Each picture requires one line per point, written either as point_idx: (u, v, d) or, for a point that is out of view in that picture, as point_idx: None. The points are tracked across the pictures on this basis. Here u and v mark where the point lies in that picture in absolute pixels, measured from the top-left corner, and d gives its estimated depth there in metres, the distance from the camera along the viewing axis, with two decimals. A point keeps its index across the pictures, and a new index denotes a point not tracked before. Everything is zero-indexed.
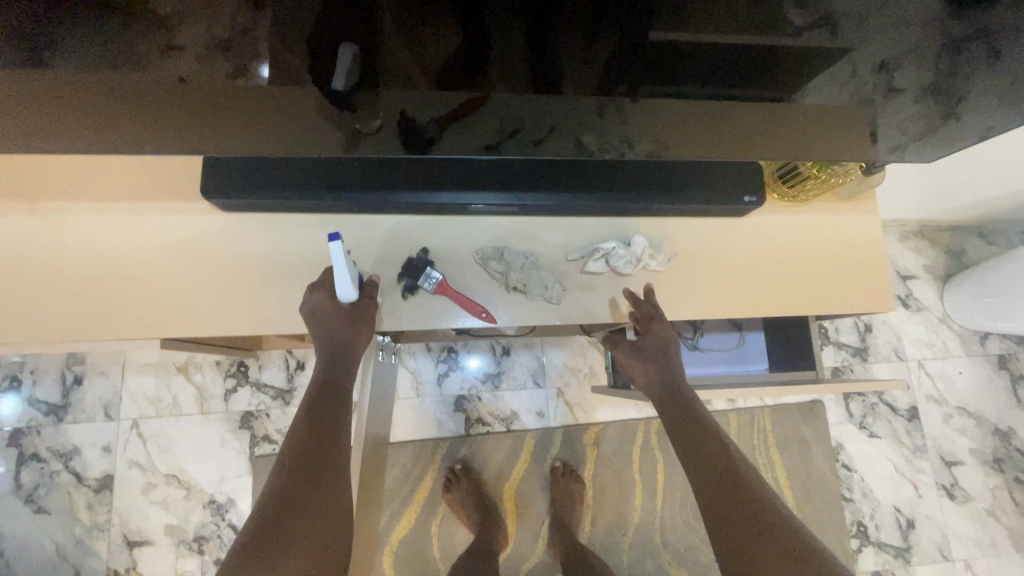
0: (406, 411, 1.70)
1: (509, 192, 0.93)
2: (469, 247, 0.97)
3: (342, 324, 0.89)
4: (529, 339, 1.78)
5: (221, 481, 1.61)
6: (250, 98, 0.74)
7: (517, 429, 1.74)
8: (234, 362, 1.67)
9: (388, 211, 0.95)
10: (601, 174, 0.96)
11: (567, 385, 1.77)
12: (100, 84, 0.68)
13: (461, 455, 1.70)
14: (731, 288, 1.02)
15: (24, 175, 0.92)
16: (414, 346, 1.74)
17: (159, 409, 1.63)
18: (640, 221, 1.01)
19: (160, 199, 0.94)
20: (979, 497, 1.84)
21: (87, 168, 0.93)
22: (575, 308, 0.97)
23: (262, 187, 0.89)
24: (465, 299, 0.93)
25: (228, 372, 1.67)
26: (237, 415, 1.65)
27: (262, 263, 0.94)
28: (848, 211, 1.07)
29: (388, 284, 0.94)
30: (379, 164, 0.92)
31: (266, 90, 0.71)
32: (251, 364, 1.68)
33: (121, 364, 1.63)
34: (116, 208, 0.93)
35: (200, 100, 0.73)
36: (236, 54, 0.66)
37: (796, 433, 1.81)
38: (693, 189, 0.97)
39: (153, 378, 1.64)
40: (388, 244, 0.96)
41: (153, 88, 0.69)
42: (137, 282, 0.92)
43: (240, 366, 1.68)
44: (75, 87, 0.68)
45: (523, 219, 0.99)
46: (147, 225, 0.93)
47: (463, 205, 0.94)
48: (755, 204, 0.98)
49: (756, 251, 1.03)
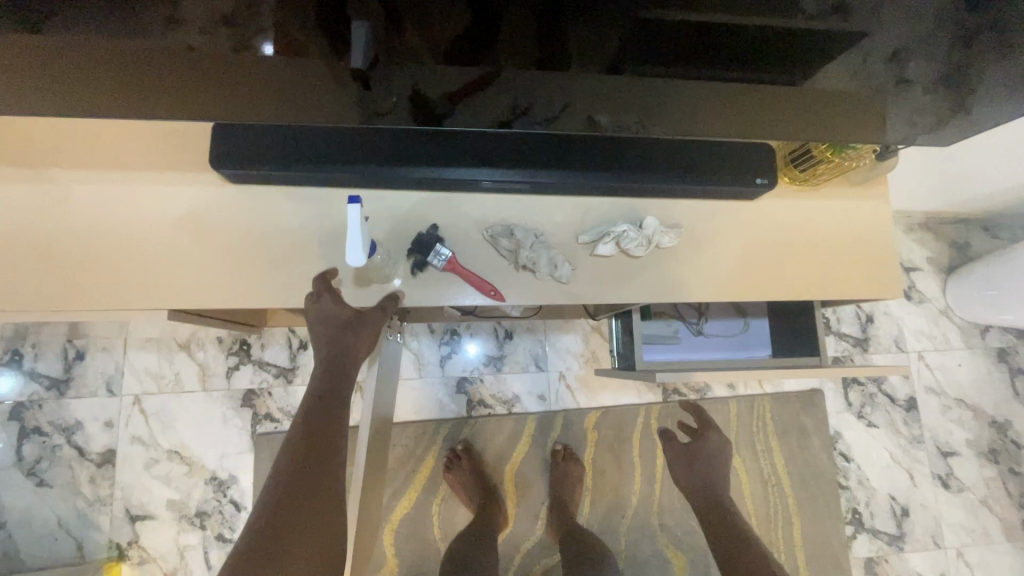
0: (408, 392, 1.70)
1: (520, 169, 0.92)
2: (479, 224, 0.96)
3: (343, 330, 0.88)
4: (532, 322, 1.78)
5: (223, 457, 1.62)
6: (255, 72, 0.74)
7: (518, 411, 1.74)
8: (237, 340, 1.67)
9: (398, 185, 0.94)
10: (613, 153, 0.95)
11: (569, 369, 1.78)
12: (105, 55, 0.68)
13: (463, 436, 1.70)
14: (740, 272, 1.01)
15: (28, 142, 0.90)
16: (417, 328, 1.74)
17: (161, 385, 1.63)
18: (650, 202, 1.01)
19: (167, 169, 0.93)
20: (974, 487, 1.86)
21: (92, 136, 0.92)
22: (584, 289, 0.97)
23: (270, 158, 0.88)
24: (474, 275, 0.93)
25: (231, 350, 1.66)
26: (240, 393, 1.65)
27: (270, 236, 0.93)
28: (859, 197, 1.06)
29: (398, 259, 0.94)
30: (390, 138, 0.91)
31: (270, 64, 0.72)
32: (254, 342, 1.68)
33: (123, 340, 1.63)
34: (123, 177, 0.92)
35: (204, 74, 0.73)
36: (239, 28, 0.67)
37: (795, 421, 1.83)
38: (705, 170, 0.96)
39: (155, 354, 1.64)
40: (398, 219, 0.95)
41: (157, 60, 0.70)
42: (143, 252, 0.91)
43: (243, 344, 1.67)
44: (80, 56, 0.68)
45: (534, 197, 0.98)
46: (154, 195, 0.92)
47: (473, 181, 0.93)
48: (767, 187, 0.98)
49: (766, 234, 1.03)
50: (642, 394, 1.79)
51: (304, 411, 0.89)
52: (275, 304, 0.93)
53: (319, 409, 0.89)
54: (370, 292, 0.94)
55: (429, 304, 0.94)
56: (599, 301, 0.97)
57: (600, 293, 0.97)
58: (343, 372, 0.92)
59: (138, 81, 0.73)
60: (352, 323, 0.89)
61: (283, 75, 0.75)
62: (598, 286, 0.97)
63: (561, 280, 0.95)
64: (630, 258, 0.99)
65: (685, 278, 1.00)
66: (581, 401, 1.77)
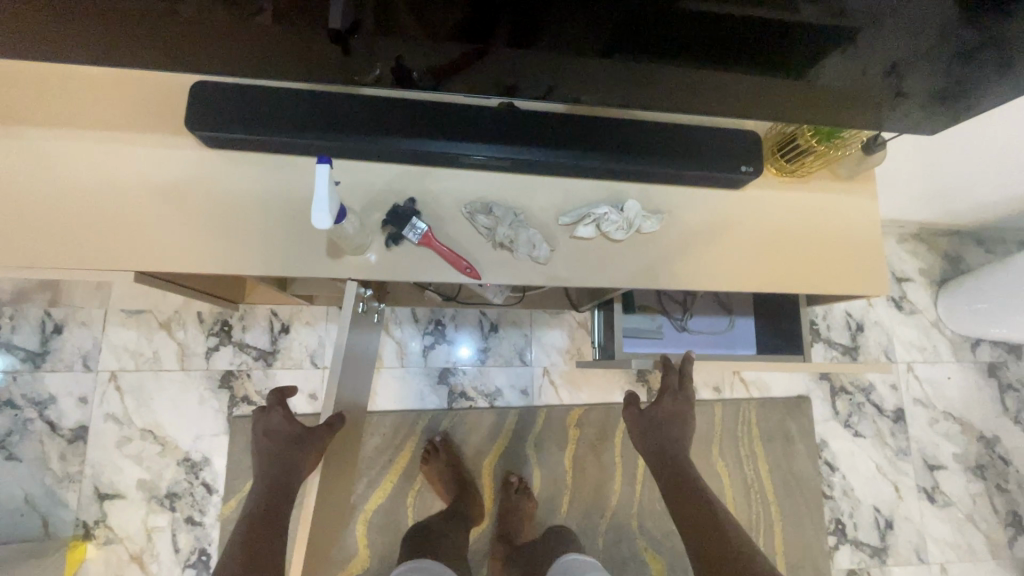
0: (389, 381, 1.68)
1: (502, 145, 0.91)
2: (458, 200, 0.95)
3: (286, 449, 0.97)
4: (518, 316, 1.76)
5: (197, 438, 1.59)
6: (250, 42, 0.77)
7: (500, 405, 1.72)
8: (218, 320, 1.65)
9: (378, 156, 0.93)
10: (597, 133, 0.94)
11: (553, 365, 1.76)
12: (112, 26, 0.73)
13: (442, 428, 1.68)
14: (722, 261, 1.00)
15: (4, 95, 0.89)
16: (402, 316, 1.72)
17: (139, 363, 1.60)
18: (634, 186, 0.99)
19: (144, 129, 0.92)
20: (959, 502, 1.83)
21: (70, 93, 0.91)
22: (562, 270, 0.95)
23: (249, 121, 0.87)
24: (450, 252, 0.91)
25: (212, 330, 1.64)
26: (218, 374, 1.63)
27: (245, 202, 0.92)
28: (845, 192, 1.05)
29: (373, 232, 0.92)
30: (371, 108, 0.90)
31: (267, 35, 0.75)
32: (235, 323, 1.66)
33: (103, 314, 1.61)
34: (100, 136, 0.90)
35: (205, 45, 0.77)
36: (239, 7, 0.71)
37: (781, 427, 1.80)
38: (690, 155, 0.95)
39: (134, 331, 1.61)
40: (376, 191, 0.93)
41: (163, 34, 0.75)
42: (114, 212, 0.89)
43: (224, 324, 1.65)
44: (80, 21, 0.71)
45: (516, 176, 0.97)
46: (129, 155, 0.90)
47: (454, 155, 0.92)
48: (752, 175, 0.97)
49: (749, 225, 1.02)
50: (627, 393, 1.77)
51: (248, 525, 0.93)
52: (245, 272, 0.91)
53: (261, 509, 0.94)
54: (343, 263, 0.92)
55: (403, 279, 0.93)
56: (578, 284, 0.96)
57: (579, 276, 0.96)
58: (283, 496, 0.96)
59: (118, 35, 0.73)
60: (293, 438, 0.97)
61: (266, 38, 0.76)
62: (577, 269, 0.96)
63: (538, 261, 0.94)
64: (611, 242, 0.97)
65: (666, 265, 0.98)
66: (564, 398, 1.75)
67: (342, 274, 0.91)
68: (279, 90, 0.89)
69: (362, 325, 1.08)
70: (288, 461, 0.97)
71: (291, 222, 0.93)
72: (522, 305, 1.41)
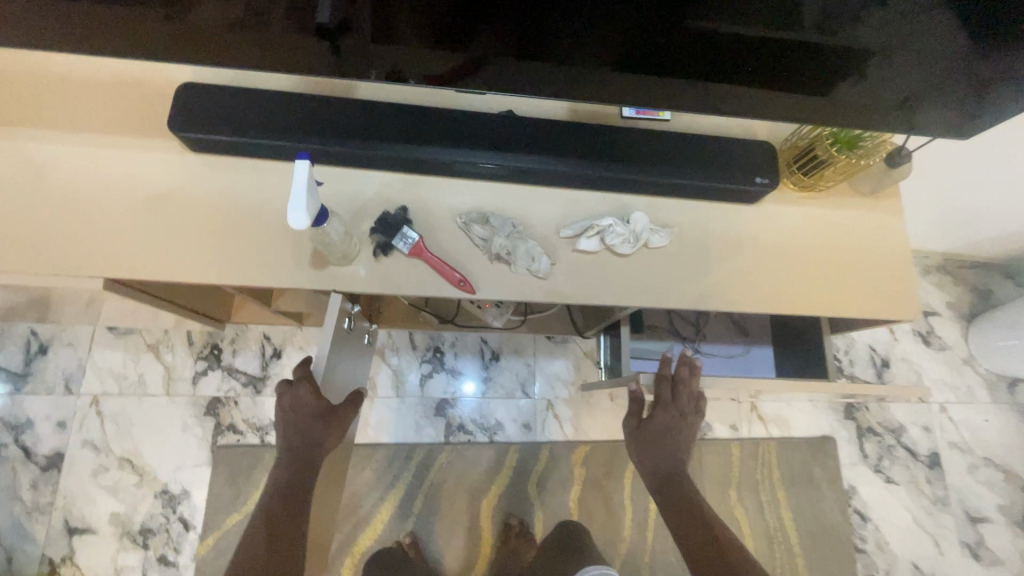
0: (383, 411, 1.59)
1: (499, 152, 0.86)
2: (452, 210, 0.89)
3: (313, 429, 0.88)
4: (520, 345, 1.68)
5: (177, 469, 1.50)
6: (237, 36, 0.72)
7: (501, 439, 1.61)
8: (208, 343, 1.59)
9: (368, 164, 0.88)
10: (599, 142, 0.89)
11: (557, 397, 1.65)
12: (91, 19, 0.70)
13: (438, 464, 1.57)
14: (739, 278, 0.92)
15: None
16: (399, 343, 1.65)
17: (122, 387, 1.53)
18: (639, 198, 0.93)
19: (128, 135, 0.88)
20: (1008, 560, 1.65)
21: (55, 98, 0.88)
22: (563, 286, 0.88)
23: (233, 124, 0.83)
24: (443, 263, 0.85)
25: (201, 354, 1.58)
26: (204, 400, 1.55)
27: (227, 209, 0.87)
28: (868, 208, 0.98)
29: (361, 241, 0.86)
30: (363, 113, 0.86)
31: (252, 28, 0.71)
32: (226, 347, 1.59)
33: (90, 336, 1.55)
34: (81, 141, 0.87)
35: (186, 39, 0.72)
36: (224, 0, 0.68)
37: (805, 471, 1.66)
38: (699, 165, 0.89)
39: (120, 354, 1.55)
40: (364, 199, 0.88)
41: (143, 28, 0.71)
42: (86, 217, 0.84)
43: (214, 348, 1.59)
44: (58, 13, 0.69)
45: (514, 186, 0.92)
46: (110, 160, 0.87)
47: (447, 163, 0.87)
48: (767, 187, 0.90)
49: (766, 241, 0.95)
50: None
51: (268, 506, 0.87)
52: (222, 282, 0.84)
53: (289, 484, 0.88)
54: (328, 274, 0.85)
55: (392, 292, 0.86)
56: (581, 301, 0.88)
57: (582, 293, 0.88)
58: (308, 471, 0.89)
59: (96, 31, 0.70)
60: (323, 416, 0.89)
61: (250, 36, 0.73)
62: (581, 285, 0.88)
63: (538, 275, 0.87)
64: (617, 256, 0.90)
65: (677, 283, 0.90)
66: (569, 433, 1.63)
67: (327, 285, 0.85)
68: (268, 94, 0.86)
69: (350, 344, 1.01)
70: (313, 436, 0.89)
71: (274, 230, 0.87)
72: (524, 330, 1.33)
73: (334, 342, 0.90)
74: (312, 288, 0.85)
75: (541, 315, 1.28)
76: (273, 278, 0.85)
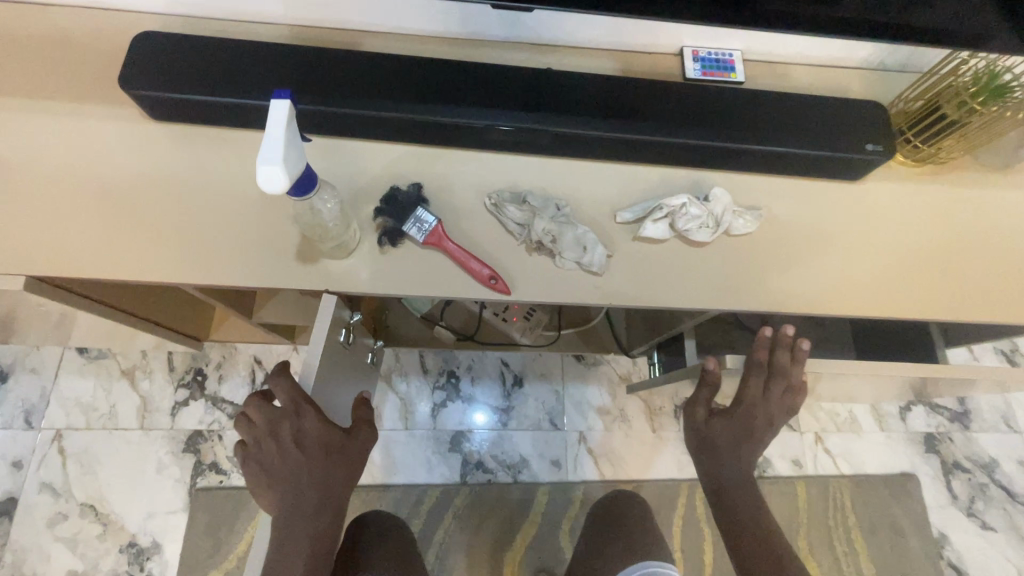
0: (389, 446, 1.37)
1: (538, 114, 0.67)
2: (479, 190, 0.70)
3: (329, 469, 0.67)
4: (546, 368, 1.47)
5: (148, 517, 1.28)
6: None
7: (526, 479, 1.38)
8: (191, 369, 1.39)
9: (372, 132, 0.69)
10: (664, 102, 0.70)
11: (591, 429, 1.43)
12: None
13: (453, 509, 1.34)
14: (847, 275, 0.71)
15: None
16: (408, 367, 1.44)
17: (90, 420, 1.33)
18: (714, 175, 0.74)
19: (73, 101, 0.71)
20: None
21: None
22: (624, 284, 0.68)
23: (201, 80, 0.65)
24: (468, 254, 0.66)
25: (182, 381, 1.38)
26: (183, 435, 1.34)
27: (191, 190, 0.68)
28: (999, 187, 0.78)
29: (363, 226, 0.67)
30: (365, 68, 0.68)
31: None
32: (211, 373, 1.39)
33: (56, 361, 1.36)
34: (13, 109, 0.69)
35: None
36: None
37: (885, 515, 1.41)
38: (792, 130, 0.70)
39: (89, 382, 1.35)
40: (367, 177, 0.69)
41: None
42: (9, 200, 0.65)
43: (197, 374, 1.39)
44: None
45: (556, 161, 0.72)
46: (48, 130, 0.69)
47: (472, 129, 0.68)
48: (882, 157, 0.70)
49: (877, 228, 0.74)
50: (683, 467, 1.41)
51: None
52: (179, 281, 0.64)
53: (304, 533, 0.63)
54: (320, 270, 0.65)
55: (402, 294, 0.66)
56: (647, 304, 0.68)
57: (648, 293, 0.68)
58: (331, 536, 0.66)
59: None
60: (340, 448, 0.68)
61: None
62: (647, 283, 0.68)
63: (592, 269, 0.67)
64: (690, 247, 0.70)
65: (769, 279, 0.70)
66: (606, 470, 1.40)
67: (317, 284, 0.65)
68: (247, 46, 0.68)
69: (348, 362, 0.80)
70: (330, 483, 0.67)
71: (250, 216, 0.67)
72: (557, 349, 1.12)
73: (327, 361, 0.69)
74: (299, 288, 0.65)
75: (577, 331, 1.07)
76: (246, 276, 0.65)
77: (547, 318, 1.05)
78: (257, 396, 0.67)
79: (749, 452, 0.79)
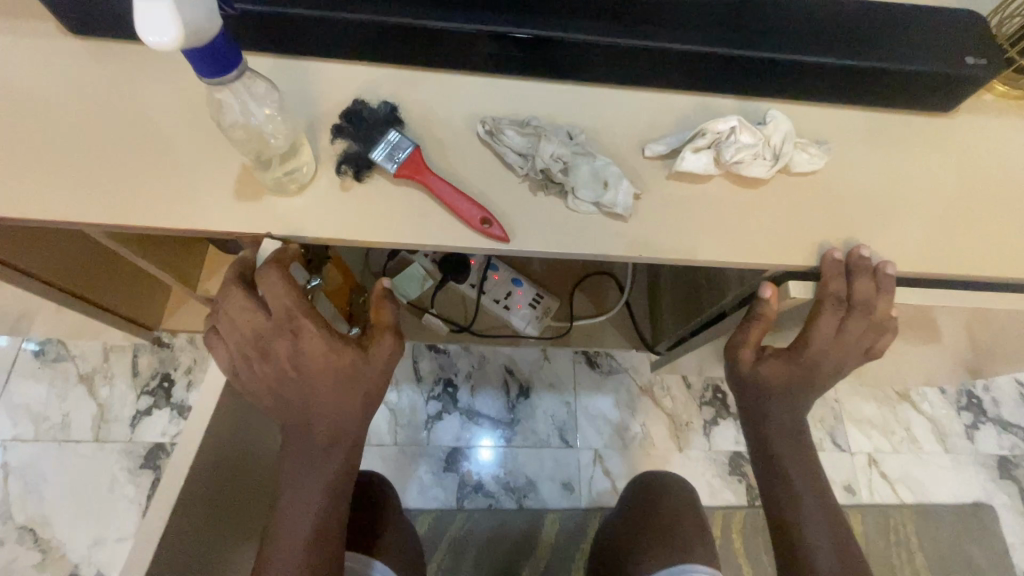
0: (375, 464, 1.19)
1: (543, 17, 0.53)
2: (469, 119, 0.55)
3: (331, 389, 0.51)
4: (556, 377, 1.29)
5: (95, 545, 1.11)
6: None
7: (533, 506, 1.19)
8: (157, 374, 1.23)
9: (336, 43, 0.55)
10: (705, 5, 0.55)
11: (608, 447, 1.24)
12: None
13: (447, 539, 1.15)
14: (945, 226, 0.55)
15: None
16: (400, 374, 1.27)
17: (41, 431, 1.17)
18: (766, 105, 0.59)
19: None
20: None
21: None
22: (657, 233, 0.52)
23: None
24: (454, 190, 0.51)
25: (145, 388, 1.22)
26: (141, 449, 1.17)
27: (90, 104, 0.52)
28: None
29: (321, 156, 0.52)
30: None
31: None
32: (178, 379, 1.23)
33: (9, 364, 1.22)
34: None
35: None
36: None
37: (956, 553, 1.20)
38: (871, 42, 0.55)
39: (43, 388, 1.20)
40: (329, 100, 0.55)
41: None
42: None
43: (163, 379, 1.23)
44: None
45: (566, 87, 0.58)
46: None
47: (462, 35, 0.53)
48: (988, 72, 0.54)
49: (978, 170, 0.58)
50: (716, 492, 1.22)
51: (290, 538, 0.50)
52: (76, 221, 0.49)
53: (308, 479, 0.51)
54: (263, 209, 0.50)
55: (368, 242, 0.50)
56: (689, 258, 0.52)
57: (689, 244, 0.52)
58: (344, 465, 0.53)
59: None
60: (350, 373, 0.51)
61: None
62: (687, 231, 0.53)
63: (615, 211, 0.51)
64: (741, 187, 0.55)
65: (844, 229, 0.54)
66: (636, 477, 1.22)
67: (259, 226, 0.50)
68: None
69: None
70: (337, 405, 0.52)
71: (168, 137, 0.51)
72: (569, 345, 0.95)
73: None
74: (234, 233, 0.50)
75: (592, 323, 0.91)
76: (162, 213, 0.49)
77: (555, 307, 0.90)
78: (236, 283, 0.50)
79: (806, 403, 0.55)
